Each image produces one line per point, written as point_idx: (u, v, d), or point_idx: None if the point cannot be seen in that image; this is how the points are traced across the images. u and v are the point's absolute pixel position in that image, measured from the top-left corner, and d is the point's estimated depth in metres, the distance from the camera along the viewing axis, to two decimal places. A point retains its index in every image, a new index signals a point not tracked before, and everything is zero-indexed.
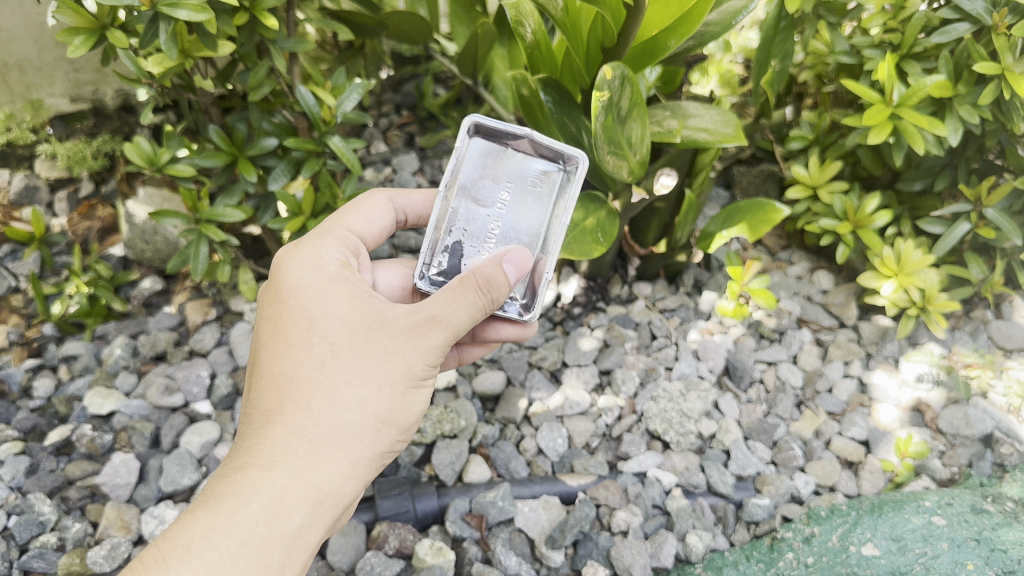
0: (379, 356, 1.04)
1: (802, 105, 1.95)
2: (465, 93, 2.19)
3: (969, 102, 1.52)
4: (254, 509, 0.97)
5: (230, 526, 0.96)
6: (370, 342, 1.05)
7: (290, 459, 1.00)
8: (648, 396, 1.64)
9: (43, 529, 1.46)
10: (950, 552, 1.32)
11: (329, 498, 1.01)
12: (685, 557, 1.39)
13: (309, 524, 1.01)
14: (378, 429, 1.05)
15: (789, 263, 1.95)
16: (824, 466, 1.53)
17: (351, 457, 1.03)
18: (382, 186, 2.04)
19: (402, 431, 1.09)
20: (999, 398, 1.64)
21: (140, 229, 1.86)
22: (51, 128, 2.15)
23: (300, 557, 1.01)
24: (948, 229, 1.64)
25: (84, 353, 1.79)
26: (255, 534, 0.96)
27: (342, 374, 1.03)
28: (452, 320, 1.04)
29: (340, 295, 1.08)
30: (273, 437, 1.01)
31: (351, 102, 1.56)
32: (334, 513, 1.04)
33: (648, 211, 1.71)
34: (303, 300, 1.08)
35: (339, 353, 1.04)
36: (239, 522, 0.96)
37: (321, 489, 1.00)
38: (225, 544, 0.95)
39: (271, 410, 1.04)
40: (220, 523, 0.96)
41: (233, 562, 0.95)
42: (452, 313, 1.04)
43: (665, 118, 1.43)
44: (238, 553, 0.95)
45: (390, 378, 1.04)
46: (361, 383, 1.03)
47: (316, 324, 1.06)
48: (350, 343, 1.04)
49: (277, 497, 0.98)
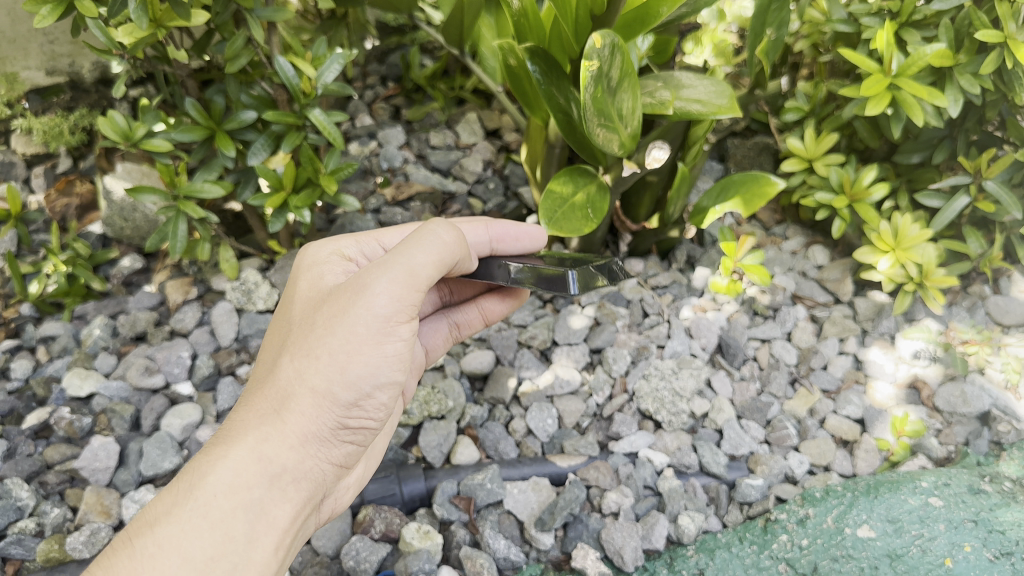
0: (326, 317, 0.99)
1: (797, 76, 1.91)
2: (452, 64, 2.13)
3: (970, 72, 1.47)
4: (214, 480, 0.93)
5: (190, 498, 0.91)
6: None
7: (254, 429, 0.98)
8: (640, 374, 1.60)
9: (21, 514, 1.42)
10: (946, 534, 1.29)
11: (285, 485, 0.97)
12: (676, 538, 1.36)
13: (273, 499, 0.96)
14: (340, 393, 0.99)
15: (784, 238, 1.91)
16: (818, 445, 1.51)
17: (321, 428, 1.00)
18: (367, 160, 1.99)
19: (384, 405, 1.05)
20: (997, 375, 1.61)
21: (118, 206, 1.81)
22: (28, 102, 2.09)
23: (270, 534, 0.95)
24: (947, 202, 1.60)
25: (62, 333, 1.74)
26: (216, 505, 0.92)
27: (301, 346, 1.01)
28: (396, 261, 0.98)
29: (308, 280, 1.08)
30: (241, 413, 1.00)
31: (332, 73, 1.49)
32: (301, 490, 1.00)
33: (640, 185, 1.66)
34: (278, 299, 1.10)
35: (300, 329, 1.03)
36: (200, 494, 0.92)
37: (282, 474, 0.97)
38: (186, 517, 0.90)
39: (241, 397, 1.03)
40: (181, 496, 0.92)
41: (194, 534, 0.89)
42: (399, 253, 0.98)
43: (657, 89, 1.37)
44: (200, 525, 0.90)
45: (332, 343, 0.97)
46: None
47: (287, 311, 1.07)
48: (309, 315, 1.02)
49: (238, 468, 0.94)
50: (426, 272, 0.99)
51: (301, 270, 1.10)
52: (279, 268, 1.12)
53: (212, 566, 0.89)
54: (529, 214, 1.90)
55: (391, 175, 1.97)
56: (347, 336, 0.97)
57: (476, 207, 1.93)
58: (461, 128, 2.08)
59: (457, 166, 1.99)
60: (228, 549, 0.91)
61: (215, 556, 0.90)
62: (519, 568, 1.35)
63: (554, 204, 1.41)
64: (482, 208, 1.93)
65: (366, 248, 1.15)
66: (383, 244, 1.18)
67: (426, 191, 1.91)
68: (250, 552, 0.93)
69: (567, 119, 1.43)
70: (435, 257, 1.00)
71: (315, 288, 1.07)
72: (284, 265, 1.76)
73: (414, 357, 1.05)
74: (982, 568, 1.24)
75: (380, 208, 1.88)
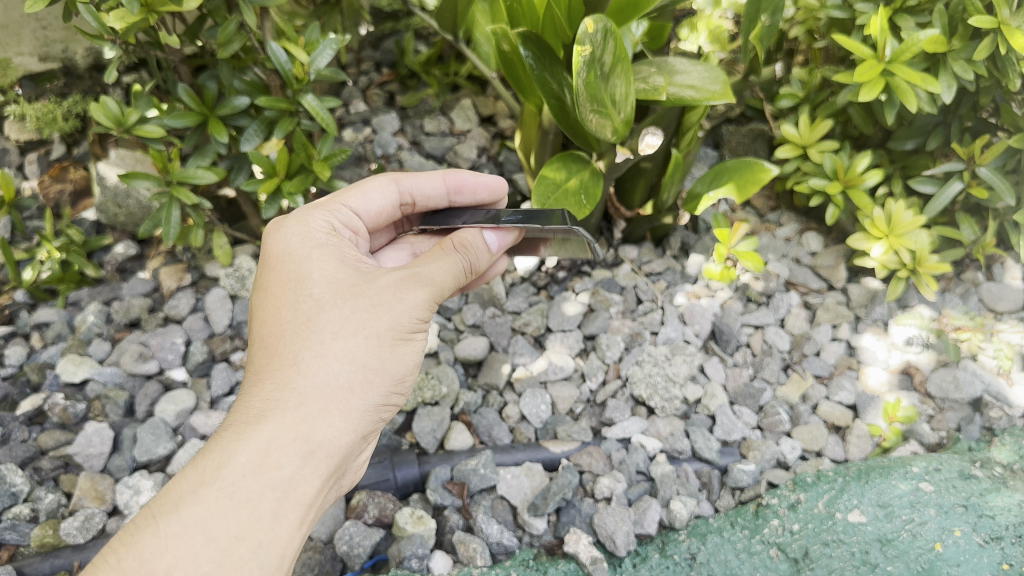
0: (364, 310, 1.02)
1: (792, 62, 1.90)
2: (446, 50, 2.13)
3: (963, 58, 1.47)
4: (241, 460, 0.94)
5: (217, 478, 0.93)
6: (353, 297, 1.04)
7: (276, 411, 0.98)
8: (634, 360, 1.61)
9: (15, 500, 1.42)
10: (937, 518, 1.29)
11: (311, 466, 0.97)
12: (669, 523, 1.37)
13: (304, 476, 0.97)
14: (368, 380, 1.02)
15: (778, 224, 1.91)
16: (811, 431, 1.51)
17: (343, 410, 1.00)
18: (361, 147, 1.99)
19: (399, 386, 1.07)
20: (989, 360, 1.62)
21: (111, 192, 1.81)
22: (21, 88, 2.08)
23: (297, 511, 0.96)
24: (940, 188, 1.61)
25: (56, 320, 1.74)
26: (243, 484, 0.93)
27: (326, 330, 1.01)
28: (429, 278, 1.06)
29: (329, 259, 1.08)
30: (259, 395, 1.00)
31: (325, 58, 1.50)
32: (331, 467, 1.00)
33: (635, 171, 1.66)
34: (292, 276, 1.07)
35: (324, 312, 1.03)
36: (227, 474, 0.93)
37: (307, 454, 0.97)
38: (212, 496, 0.91)
39: (261, 375, 1.02)
40: (206, 475, 0.93)
41: (221, 513, 0.91)
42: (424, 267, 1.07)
43: (650, 75, 1.37)
44: (227, 504, 0.91)
45: (377, 331, 1.02)
46: (346, 335, 1.01)
47: (304, 292, 1.05)
48: (321, 300, 1.04)
49: (266, 449, 0.95)
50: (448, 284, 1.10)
51: (310, 252, 1.09)
52: (278, 249, 1.11)
53: (237, 543, 0.90)
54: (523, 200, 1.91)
55: (386, 162, 1.97)
56: (391, 328, 1.02)
57: None
58: (455, 115, 2.07)
59: (452, 152, 1.98)
60: (254, 528, 0.91)
61: (241, 534, 0.91)
62: (513, 553, 1.36)
63: (547, 189, 1.42)
64: None
65: (340, 215, 1.17)
66: (352, 207, 1.21)
67: None
68: (277, 528, 0.93)
69: (561, 105, 1.42)
70: (454, 270, 1.10)
71: (336, 271, 1.07)
72: None
73: (421, 338, 1.07)
74: (971, 552, 1.25)
75: None
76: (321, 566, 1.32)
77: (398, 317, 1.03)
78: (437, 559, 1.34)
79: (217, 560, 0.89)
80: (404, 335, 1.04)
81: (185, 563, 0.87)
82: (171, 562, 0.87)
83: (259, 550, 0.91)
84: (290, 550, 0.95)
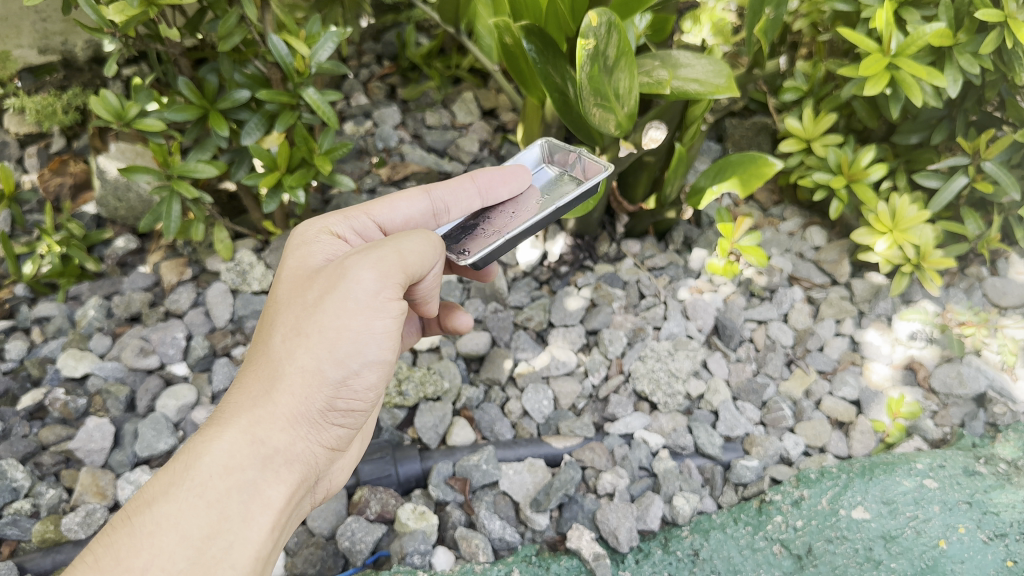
0: (314, 300, 0.99)
1: (796, 55, 1.89)
2: (448, 42, 2.12)
3: (969, 51, 1.46)
4: (207, 461, 0.93)
5: (184, 479, 0.92)
6: (312, 292, 1.00)
7: (242, 413, 0.97)
8: (636, 356, 1.60)
9: (16, 495, 1.41)
10: (941, 515, 1.29)
11: (275, 466, 0.97)
12: (671, 519, 1.37)
13: (268, 479, 0.96)
14: (321, 378, 0.98)
15: (782, 219, 1.90)
16: (814, 426, 1.51)
17: (299, 408, 0.98)
18: (362, 140, 1.98)
19: (347, 386, 1.00)
20: (994, 356, 1.60)
21: (112, 186, 1.80)
22: (20, 81, 2.06)
23: (265, 513, 0.94)
24: (945, 183, 1.60)
25: (57, 314, 1.73)
26: (210, 485, 0.92)
27: (282, 329, 1.00)
28: (388, 247, 0.99)
29: (296, 258, 1.07)
30: (232, 398, 0.99)
31: (326, 51, 1.48)
32: (293, 471, 0.98)
33: (638, 165, 1.65)
34: (271, 280, 1.07)
35: (281, 312, 1.01)
36: (195, 475, 0.92)
37: (273, 456, 0.97)
38: (182, 497, 0.90)
39: (237, 379, 1.01)
40: (176, 477, 0.92)
41: (190, 513, 0.90)
42: (389, 240, 1.00)
43: (654, 68, 1.36)
44: (195, 503, 0.90)
45: (329, 325, 0.97)
46: (298, 334, 0.98)
47: (273, 295, 1.05)
48: (290, 301, 1.02)
49: (230, 450, 0.94)
50: (414, 260, 1.01)
51: (290, 253, 1.08)
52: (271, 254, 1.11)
53: (208, 543, 0.89)
54: None
55: (387, 155, 1.96)
56: (340, 313, 0.97)
57: None
58: (457, 108, 2.06)
59: (454, 146, 1.98)
60: (222, 528, 0.91)
61: (212, 534, 0.90)
62: (515, 549, 1.35)
63: None
64: None
65: (352, 225, 1.12)
66: (374, 217, 1.14)
67: (422, 170, 1.90)
68: (247, 530, 0.92)
69: (563, 98, 1.41)
70: (425, 253, 1.03)
71: (308, 270, 1.05)
72: (279, 246, 1.75)
73: (383, 312, 0.98)
74: (975, 549, 1.24)
75: (376, 188, 1.87)
76: (323, 562, 1.32)
77: (348, 305, 0.97)
78: (439, 555, 1.33)
79: (191, 560, 0.88)
80: (363, 329, 0.98)
81: (160, 561, 0.87)
82: (145, 561, 0.86)
83: (228, 551, 0.90)
84: (260, 553, 0.93)
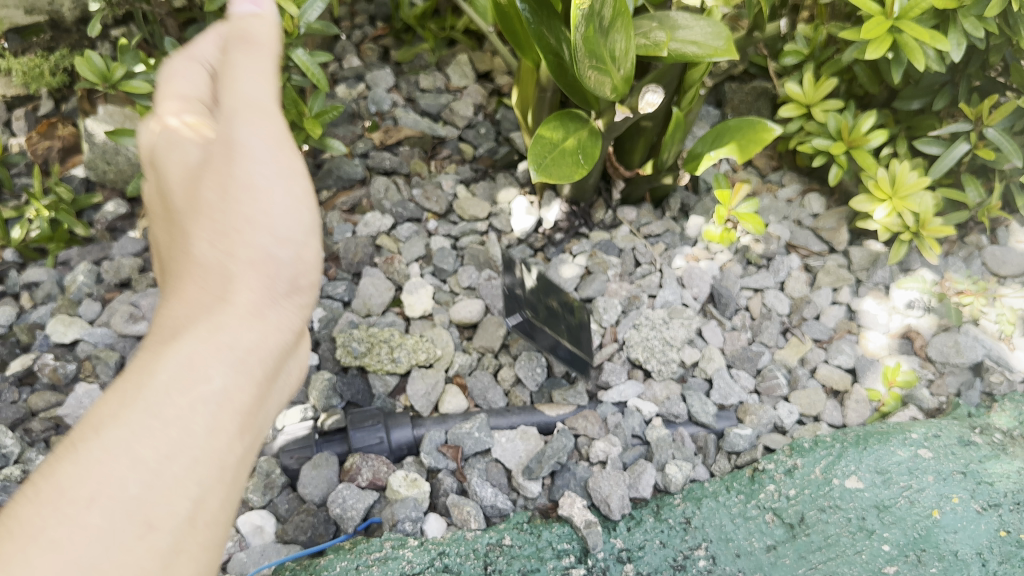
0: (261, 171, 0.79)
1: (797, 18, 1.85)
2: (442, 4, 2.07)
3: (975, 14, 1.42)
4: (162, 373, 0.64)
5: (138, 396, 0.63)
6: (235, 86, 0.83)
7: (198, 315, 0.71)
8: (631, 324, 1.59)
9: (6, 461, 1.40)
10: (935, 485, 1.28)
11: (248, 320, 0.72)
12: (664, 487, 1.36)
13: (241, 382, 0.68)
14: (233, 227, 0.76)
15: (780, 185, 1.88)
16: (808, 395, 1.50)
17: (268, 271, 0.77)
18: (355, 104, 1.95)
19: (298, 286, 0.80)
20: (992, 325, 1.60)
21: (100, 149, 1.77)
22: (6, 41, 2.02)
23: (231, 359, 0.69)
24: (946, 150, 1.57)
25: (46, 280, 1.71)
26: (168, 398, 0.63)
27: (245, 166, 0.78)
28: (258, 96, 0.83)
29: (185, 151, 0.85)
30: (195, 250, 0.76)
31: (316, 11, 1.44)
32: (266, 369, 0.72)
33: (635, 130, 1.63)
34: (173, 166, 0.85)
35: (236, 157, 0.79)
36: (146, 390, 0.63)
37: (230, 306, 0.72)
38: (135, 418, 0.61)
39: (173, 285, 0.76)
40: (122, 399, 0.62)
41: (146, 436, 0.61)
42: (268, 111, 0.82)
43: (652, 30, 1.33)
44: (154, 422, 0.61)
45: (265, 172, 0.79)
46: (252, 146, 0.79)
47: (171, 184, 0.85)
48: (197, 177, 0.82)
49: (191, 358, 0.66)
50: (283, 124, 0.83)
51: (168, 135, 0.86)
52: (161, 149, 0.87)
53: (172, 462, 0.61)
54: (519, 160, 1.90)
55: (380, 119, 1.93)
56: (251, 176, 0.78)
57: (466, 152, 1.91)
58: (451, 71, 2.03)
59: (448, 110, 1.95)
60: (188, 442, 0.62)
61: (174, 451, 0.61)
62: (507, 516, 1.35)
63: (544, 149, 1.38)
64: (473, 153, 1.92)
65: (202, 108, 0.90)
66: None
67: (416, 135, 1.88)
68: (223, 445, 0.65)
69: (558, 61, 1.38)
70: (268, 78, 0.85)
71: (232, 84, 0.83)
72: None
73: (293, 169, 0.81)
74: (969, 519, 1.23)
75: (368, 152, 1.85)
76: (314, 529, 1.31)
77: (249, 150, 0.79)
78: (430, 522, 1.33)
79: (149, 481, 0.59)
80: (285, 172, 0.80)
81: (109, 488, 0.58)
82: (85, 497, 0.57)
83: (198, 467, 0.62)
84: (248, 446, 0.68)
